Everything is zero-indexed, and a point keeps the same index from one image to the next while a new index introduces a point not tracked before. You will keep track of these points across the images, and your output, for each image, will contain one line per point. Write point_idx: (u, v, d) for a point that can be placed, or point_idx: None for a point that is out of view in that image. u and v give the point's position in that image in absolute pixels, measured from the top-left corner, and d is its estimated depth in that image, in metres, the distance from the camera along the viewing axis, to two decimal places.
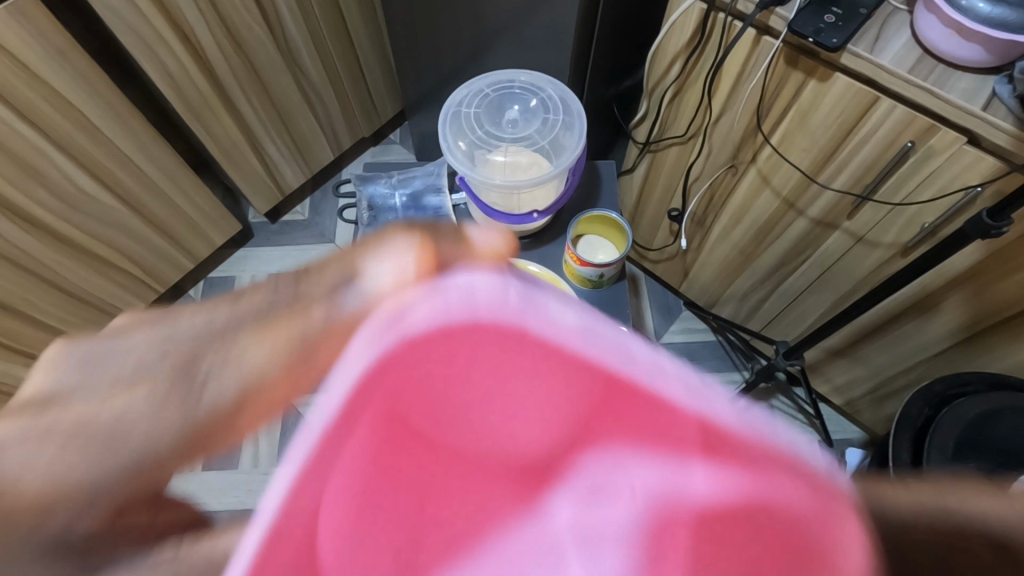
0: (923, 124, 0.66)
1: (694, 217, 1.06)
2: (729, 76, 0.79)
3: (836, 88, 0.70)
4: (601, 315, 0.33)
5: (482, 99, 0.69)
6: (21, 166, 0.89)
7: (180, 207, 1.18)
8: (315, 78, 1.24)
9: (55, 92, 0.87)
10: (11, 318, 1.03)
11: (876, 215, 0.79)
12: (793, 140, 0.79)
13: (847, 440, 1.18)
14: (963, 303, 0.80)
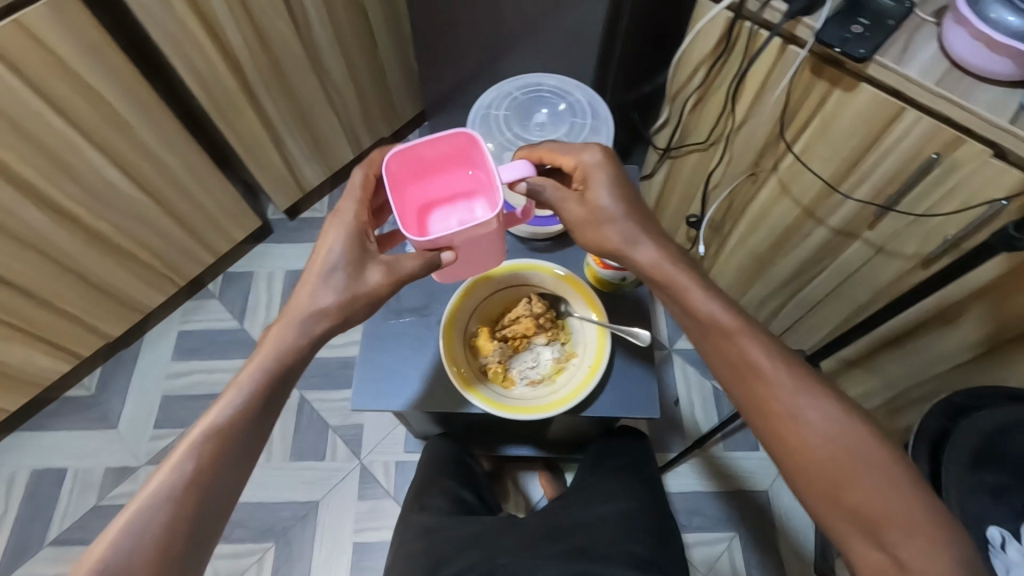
0: (948, 137, 0.66)
1: (712, 224, 1.06)
2: (753, 84, 0.79)
3: (861, 99, 0.70)
4: (441, 152, 0.60)
5: (511, 102, 0.70)
6: (52, 158, 0.91)
7: (203, 203, 1.20)
8: (338, 79, 1.25)
9: (88, 87, 0.89)
10: (36, 307, 1.06)
11: (896, 226, 0.79)
12: (814, 149, 0.80)
13: None
14: (982, 317, 0.80)
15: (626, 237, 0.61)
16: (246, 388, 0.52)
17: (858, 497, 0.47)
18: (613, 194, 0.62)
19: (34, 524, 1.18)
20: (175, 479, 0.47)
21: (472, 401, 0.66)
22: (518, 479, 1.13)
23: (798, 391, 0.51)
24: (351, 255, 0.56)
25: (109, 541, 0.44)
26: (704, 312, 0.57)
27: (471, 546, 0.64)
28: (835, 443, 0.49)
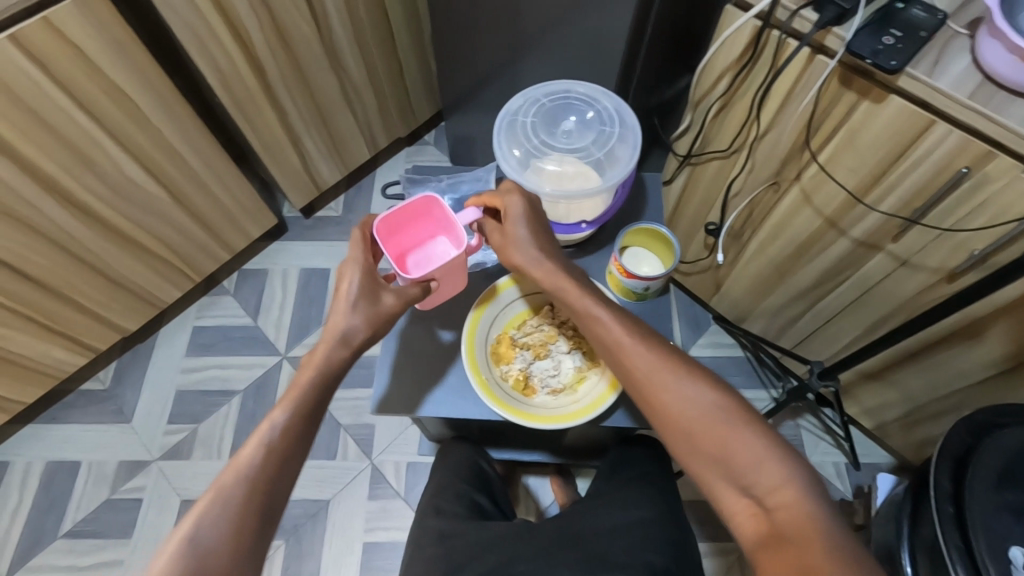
0: (979, 151, 0.65)
1: (731, 232, 1.05)
2: (780, 93, 0.79)
3: (890, 110, 0.69)
4: (413, 211, 0.69)
5: (538, 107, 0.69)
6: (75, 154, 0.92)
7: (221, 200, 1.20)
8: (357, 79, 1.25)
9: (112, 84, 0.89)
10: (56, 301, 1.07)
11: (921, 240, 0.78)
12: (839, 160, 0.79)
13: (875, 465, 1.17)
14: (1006, 333, 0.79)
15: (534, 262, 0.63)
16: (292, 401, 0.56)
17: (718, 446, 0.50)
18: (529, 228, 0.64)
19: (48, 515, 1.19)
20: (235, 485, 0.50)
21: (493, 408, 0.66)
22: (529, 483, 1.13)
23: (657, 357, 0.56)
24: (367, 286, 0.61)
25: (177, 546, 0.46)
26: (574, 298, 0.61)
27: (487, 552, 0.64)
28: (693, 399, 0.53)
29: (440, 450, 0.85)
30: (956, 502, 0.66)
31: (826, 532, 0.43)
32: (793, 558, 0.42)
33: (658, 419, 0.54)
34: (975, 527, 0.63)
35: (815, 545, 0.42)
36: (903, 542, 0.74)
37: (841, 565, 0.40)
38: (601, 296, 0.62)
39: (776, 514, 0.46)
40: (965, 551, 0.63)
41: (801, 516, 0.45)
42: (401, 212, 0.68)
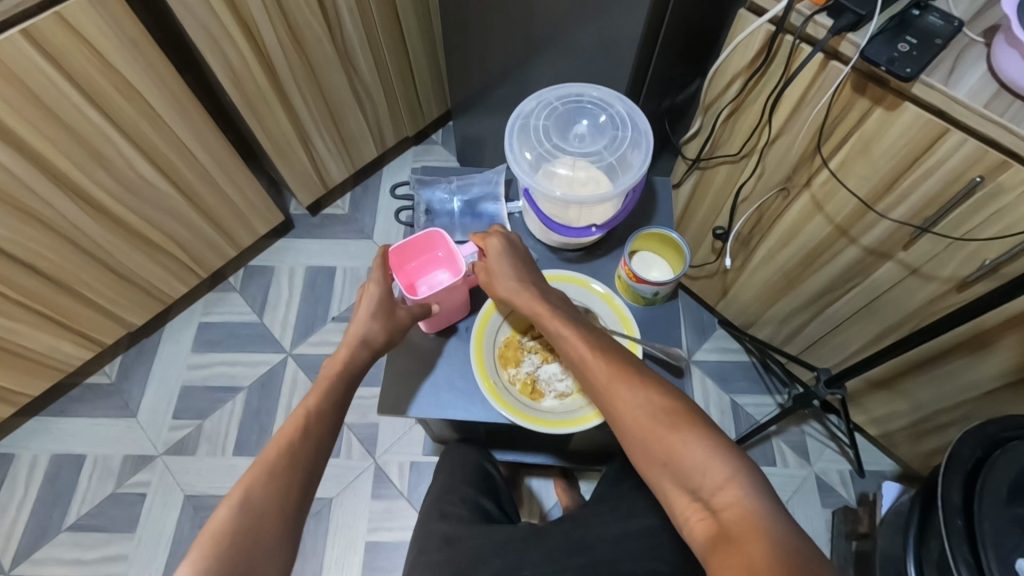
0: (993, 161, 0.65)
1: (739, 237, 1.05)
2: (792, 98, 0.78)
3: (905, 118, 0.69)
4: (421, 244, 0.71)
5: (550, 111, 0.69)
6: (87, 149, 0.92)
7: (229, 197, 1.20)
8: (366, 77, 1.25)
9: (124, 81, 0.90)
10: (64, 295, 1.07)
11: (933, 248, 0.78)
12: (852, 167, 0.78)
13: (880, 473, 1.16)
14: (1018, 344, 0.78)
15: (512, 292, 0.66)
16: (324, 390, 0.61)
17: (668, 451, 0.51)
18: (511, 263, 0.67)
19: (53, 508, 1.19)
20: (280, 456, 0.54)
21: (499, 412, 0.67)
22: (532, 486, 1.12)
23: (613, 367, 0.57)
24: (387, 301, 0.66)
25: (230, 505, 0.49)
26: (540, 312, 0.63)
27: (494, 556, 0.64)
28: (646, 407, 0.53)
29: (445, 452, 0.85)
30: (966, 516, 0.66)
31: (769, 531, 0.44)
32: (738, 558, 0.43)
33: (615, 426, 0.55)
34: (984, 540, 0.63)
35: (758, 544, 0.43)
36: (910, 553, 0.73)
37: (779, 563, 0.41)
38: (567, 310, 0.64)
39: (723, 516, 0.46)
40: (973, 564, 0.62)
41: (746, 515, 0.46)
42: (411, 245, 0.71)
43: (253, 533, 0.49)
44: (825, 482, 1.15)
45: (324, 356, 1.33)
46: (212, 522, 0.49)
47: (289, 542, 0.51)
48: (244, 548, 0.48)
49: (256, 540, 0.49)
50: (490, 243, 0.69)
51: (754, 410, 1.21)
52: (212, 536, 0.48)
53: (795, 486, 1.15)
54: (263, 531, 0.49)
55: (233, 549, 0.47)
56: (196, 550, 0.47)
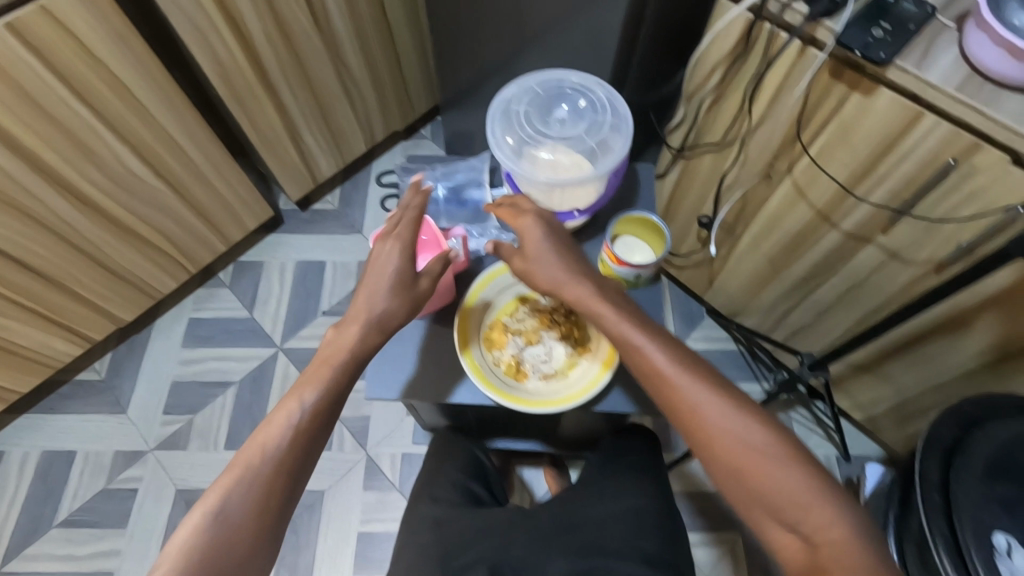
0: (966, 144, 0.66)
1: (724, 225, 1.06)
2: (772, 85, 0.79)
3: (881, 102, 0.70)
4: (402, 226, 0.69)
5: (531, 97, 0.71)
6: (75, 144, 0.92)
7: (219, 192, 1.21)
8: (355, 72, 1.26)
9: (113, 75, 0.90)
10: (54, 291, 1.07)
11: (912, 231, 0.79)
12: (832, 153, 0.80)
13: (865, 457, 1.18)
14: (995, 325, 0.80)
15: (557, 283, 0.61)
16: (320, 383, 0.59)
17: (767, 485, 0.49)
18: (550, 247, 0.63)
19: (45, 504, 1.19)
20: (263, 460, 0.54)
21: (487, 394, 0.67)
22: (523, 475, 1.13)
23: (704, 390, 0.53)
24: (406, 272, 0.65)
25: (205, 512, 0.50)
26: (614, 324, 0.58)
27: (482, 537, 0.64)
28: (740, 436, 0.51)
29: (435, 439, 0.85)
30: (943, 492, 0.67)
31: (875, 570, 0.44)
32: None
33: (700, 450, 0.53)
34: (960, 514, 0.64)
35: None
36: (891, 531, 0.75)
37: None
38: (639, 317, 0.59)
39: (823, 550, 0.46)
40: (949, 537, 0.64)
41: (850, 551, 0.45)
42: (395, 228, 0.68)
43: (226, 544, 0.50)
44: None
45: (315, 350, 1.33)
46: (186, 525, 0.50)
47: (265, 549, 0.52)
48: (216, 558, 0.49)
49: (228, 551, 0.50)
50: (524, 223, 0.64)
51: None
52: (185, 542, 0.49)
53: None
54: (237, 541, 0.50)
55: (204, 560, 0.48)
56: (168, 555, 0.48)
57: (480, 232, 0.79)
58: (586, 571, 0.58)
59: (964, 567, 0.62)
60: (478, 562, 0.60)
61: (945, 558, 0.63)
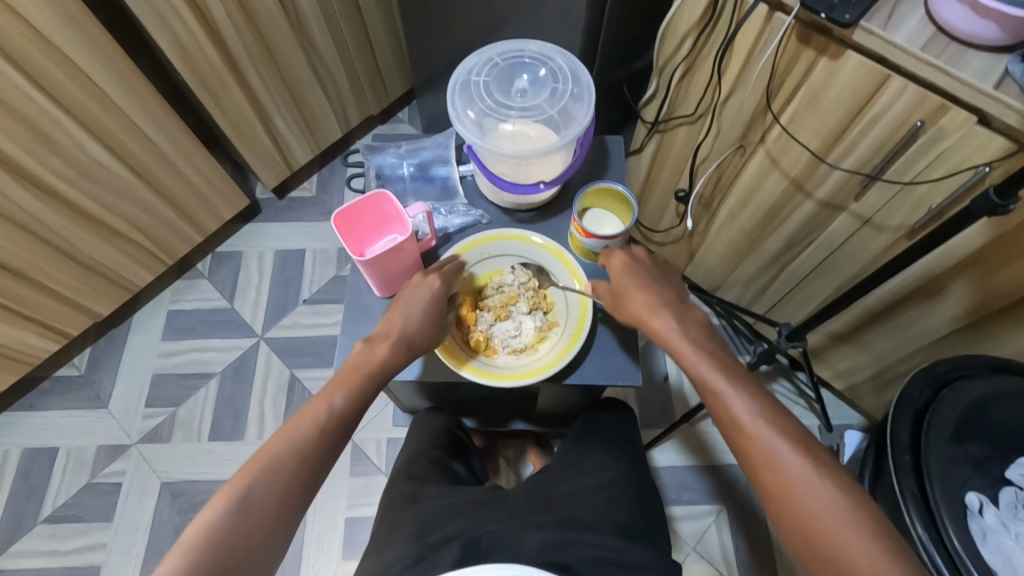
0: (933, 104, 0.66)
1: (701, 199, 1.05)
2: (741, 52, 0.79)
3: (849, 66, 0.69)
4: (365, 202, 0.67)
5: (491, 68, 0.69)
6: (35, 134, 0.90)
7: (191, 181, 1.19)
8: (325, 54, 1.23)
9: (69, 61, 0.87)
10: (23, 286, 1.05)
11: (883, 196, 0.79)
12: (802, 120, 0.79)
13: (847, 425, 1.19)
14: (967, 288, 0.80)
15: (645, 315, 0.63)
16: (348, 389, 0.59)
17: (839, 548, 0.48)
18: (638, 280, 0.65)
19: (28, 501, 1.18)
20: (287, 455, 0.53)
21: (456, 370, 0.67)
22: (507, 455, 1.13)
23: (782, 442, 0.53)
24: (439, 303, 0.66)
25: (228, 499, 0.50)
26: (695, 364, 0.58)
27: (458, 514, 0.61)
28: (818, 494, 0.50)
29: (415, 419, 0.85)
30: (913, 451, 0.68)
31: None
32: None
33: (770, 501, 0.52)
34: (930, 473, 0.65)
35: None
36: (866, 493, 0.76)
37: None
38: (725, 359, 0.59)
39: None
40: (919, 496, 0.65)
41: None
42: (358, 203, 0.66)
43: (244, 534, 0.49)
44: None
45: (297, 339, 1.33)
46: (207, 511, 0.49)
47: (280, 544, 0.51)
48: (232, 547, 0.48)
49: (246, 542, 0.49)
50: (614, 260, 0.66)
51: None
52: (204, 529, 0.48)
53: None
54: (255, 533, 0.49)
55: (222, 548, 0.47)
56: (186, 538, 0.47)
57: (447, 209, 0.78)
58: (563, 540, 0.56)
59: (934, 524, 0.63)
60: (453, 537, 0.57)
61: (916, 516, 0.64)
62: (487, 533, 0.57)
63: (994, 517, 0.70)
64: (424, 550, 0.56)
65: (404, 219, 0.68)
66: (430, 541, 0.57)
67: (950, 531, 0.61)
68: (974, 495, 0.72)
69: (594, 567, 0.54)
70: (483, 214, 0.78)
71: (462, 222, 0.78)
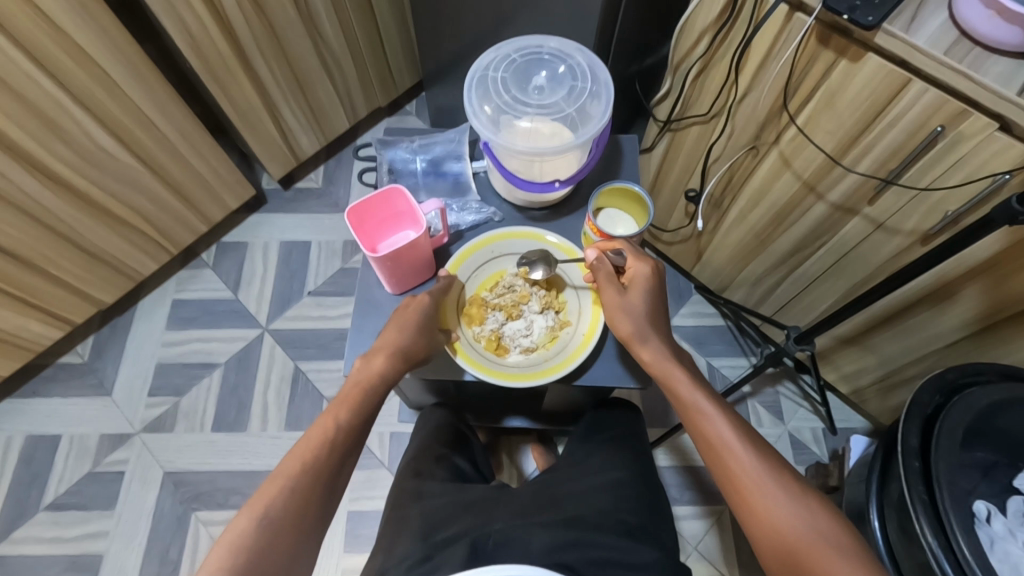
0: (954, 109, 0.65)
1: (711, 199, 1.05)
2: (759, 52, 0.78)
3: (868, 69, 0.69)
4: (378, 199, 0.66)
5: (509, 64, 0.68)
6: (41, 120, 0.89)
7: (196, 169, 1.18)
8: (334, 45, 1.22)
9: (76, 46, 0.86)
10: (28, 272, 1.04)
11: (898, 201, 0.78)
12: (818, 122, 0.78)
13: (851, 429, 1.19)
14: (979, 295, 0.80)
15: (639, 333, 0.64)
16: (354, 403, 0.59)
17: (819, 567, 0.49)
18: (650, 297, 0.66)
19: (30, 488, 1.18)
20: (304, 471, 0.53)
21: (466, 369, 0.68)
22: (511, 452, 1.13)
23: (761, 464, 0.55)
24: (431, 316, 0.66)
25: (250, 518, 0.49)
26: (682, 389, 0.61)
27: (464, 512, 0.61)
28: (796, 515, 0.52)
29: (421, 416, 0.85)
30: (923, 457, 0.67)
31: None
32: None
33: (751, 521, 0.54)
34: (940, 480, 0.64)
35: None
36: (872, 498, 0.76)
37: None
38: (709, 388, 0.62)
39: None
40: (929, 503, 0.65)
41: None
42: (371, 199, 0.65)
43: (269, 552, 0.48)
44: (798, 440, 1.18)
45: (301, 331, 1.32)
46: (230, 532, 0.49)
47: (303, 560, 0.51)
48: (258, 566, 0.48)
49: (270, 560, 0.48)
50: (637, 269, 0.67)
51: (729, 371, 1.23)
52: (228, 546, 0.48)
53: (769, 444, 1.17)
54: (278, 550, 0.49)
55: (248, 566, 0.47)
56: (212, 560, 0.47)
57: (460, 205, 0.78)
58: (570, 543, 0.55)
59: (944, 532, 0.62)
60: (459, 537, 0.57)
61: (925, 523, 0.63)
62: (494, 533, 0.56)
63: (1002, 525, 0.69)
64: (430, 549, 0.56)
65: (417, 216, 0.67)
66: (437, 540, 0.57)
67: (961, 540, 0.61)
68: (983, 503, 0.72)
69: (599, 567, 0.54)
70: (496, 211, 0.79)
71: (475, 219, 0.78)
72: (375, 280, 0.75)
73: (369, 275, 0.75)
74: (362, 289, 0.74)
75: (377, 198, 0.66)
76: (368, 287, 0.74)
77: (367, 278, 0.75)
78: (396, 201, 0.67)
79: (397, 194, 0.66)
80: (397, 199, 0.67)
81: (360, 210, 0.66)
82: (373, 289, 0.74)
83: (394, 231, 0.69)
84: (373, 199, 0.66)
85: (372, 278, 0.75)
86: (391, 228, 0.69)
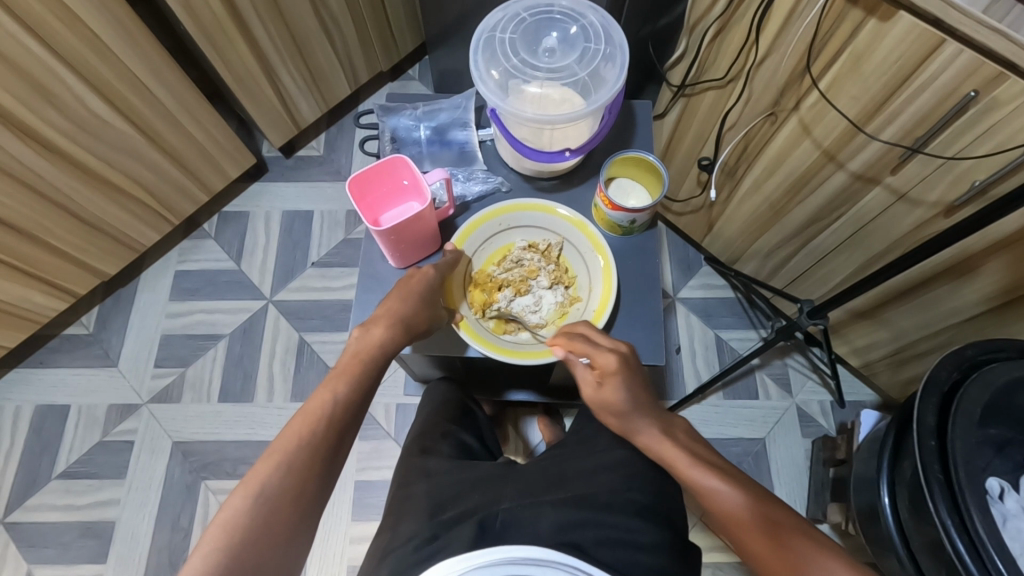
0: (990, 73, 0.61)
1: (725, 167, 1.01)
2: (782, 10, 0.74)
3: (899, 29, 0.64)
4: (382, 168, 0.63)
5: (518, 24, 0.65)
6: (31, 84, 0.85)
7: (193, 137, 1.14)
8: (335, 7, 1.17)
9: (63, 6, 0.82)
10: (27, 243, 1.02)
11: (923, 170, 0.75)
12: (842, 86, 0.74)
13: (860, 402, 1.18)
14: (1002, 269, 0.77)
15: (627, 426, 0.63)
16: (351, 376, 0.58)
17: None
18: (624, 389, 0.63)
19: (41, 457, 1.19)
20: (299, 450, 0.52)
21: (472, 344, 0.67)
22: (518, 424, 1.13)
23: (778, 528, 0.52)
24: (435, 287, 0.65)
25: (245, 498, 0.48)
26: (684, 467, 0.59)
27: (472, 490, 0.60)
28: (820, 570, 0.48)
29: (426, 390, 0.83)
30: (939, 435, 0.66)
31: None
32: None
33: None
34: (955, 459, 0.63)
35: None
36: (883, 473, 0.76)
37: None
38: (710, 458, 0.60)
39: None
40: (944, 482, 0.64)
41: None
42: (374, 168, 0.63)
43: (265, 532, 0.48)
44: (806, 413, 1.17)
45: (305, 302, 1.31)
46: (225, 512, 0.48)
47: (303, 535, 0.50)
48: (255, 544, 0.47)
49: (267, 539, 0.48)
50: (606, 362, 0.63)
51: (738, 344, 1.22)
52: (223, 526, 0.47)
53: (776, 418, 1.17)
54: (274, 530, 0.48)
55: (244, 545, 0.46)
56: (206, 541, 0.46)
57: (465, 175, 0.76)
58: (579, 523, 0.55)
59: (959, 511, 0.62)
60: (467, 515, 0.56)
61: (940, 502, 0.63)
62: (502, 512, 0.56)
63: (1014, 503, 0.69)
64: (437, 528, 0.56)
65: (421, 187, 0.65)
66: (443, 519, 0.57)
67: (976, 521, 0.60)
68: (996, 480, 0.71)
69: (609, 546, 0.54)
70: (503, 181, 0.76)
71: (482, 189, 0.76)
72: (379, 253, 0.73)
73: (372, 247, 0.73)
74: (366, 263, 0.72)
75: (381, 167, 0.63)
76: (372, 262, 0.72)
77: (372, 251, 0.73)
78: (402, 172, 0.64)
79: (402, 165, 0.64)
80: (402, 170, 0.64)
81: (363, 178, 0.63)
82: (378, 262, 0.72)
83: (398, 202, 0.67)
84: (376, 167, 0.63)
85: (376, 252, 0.73)
86: (393, 198, 0.67)
